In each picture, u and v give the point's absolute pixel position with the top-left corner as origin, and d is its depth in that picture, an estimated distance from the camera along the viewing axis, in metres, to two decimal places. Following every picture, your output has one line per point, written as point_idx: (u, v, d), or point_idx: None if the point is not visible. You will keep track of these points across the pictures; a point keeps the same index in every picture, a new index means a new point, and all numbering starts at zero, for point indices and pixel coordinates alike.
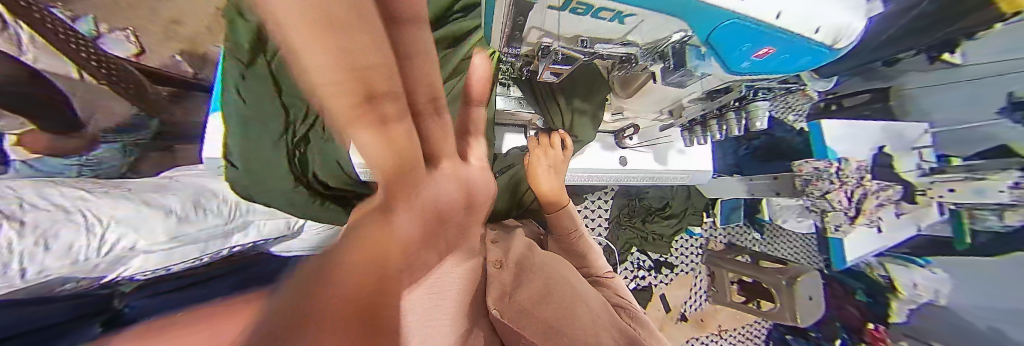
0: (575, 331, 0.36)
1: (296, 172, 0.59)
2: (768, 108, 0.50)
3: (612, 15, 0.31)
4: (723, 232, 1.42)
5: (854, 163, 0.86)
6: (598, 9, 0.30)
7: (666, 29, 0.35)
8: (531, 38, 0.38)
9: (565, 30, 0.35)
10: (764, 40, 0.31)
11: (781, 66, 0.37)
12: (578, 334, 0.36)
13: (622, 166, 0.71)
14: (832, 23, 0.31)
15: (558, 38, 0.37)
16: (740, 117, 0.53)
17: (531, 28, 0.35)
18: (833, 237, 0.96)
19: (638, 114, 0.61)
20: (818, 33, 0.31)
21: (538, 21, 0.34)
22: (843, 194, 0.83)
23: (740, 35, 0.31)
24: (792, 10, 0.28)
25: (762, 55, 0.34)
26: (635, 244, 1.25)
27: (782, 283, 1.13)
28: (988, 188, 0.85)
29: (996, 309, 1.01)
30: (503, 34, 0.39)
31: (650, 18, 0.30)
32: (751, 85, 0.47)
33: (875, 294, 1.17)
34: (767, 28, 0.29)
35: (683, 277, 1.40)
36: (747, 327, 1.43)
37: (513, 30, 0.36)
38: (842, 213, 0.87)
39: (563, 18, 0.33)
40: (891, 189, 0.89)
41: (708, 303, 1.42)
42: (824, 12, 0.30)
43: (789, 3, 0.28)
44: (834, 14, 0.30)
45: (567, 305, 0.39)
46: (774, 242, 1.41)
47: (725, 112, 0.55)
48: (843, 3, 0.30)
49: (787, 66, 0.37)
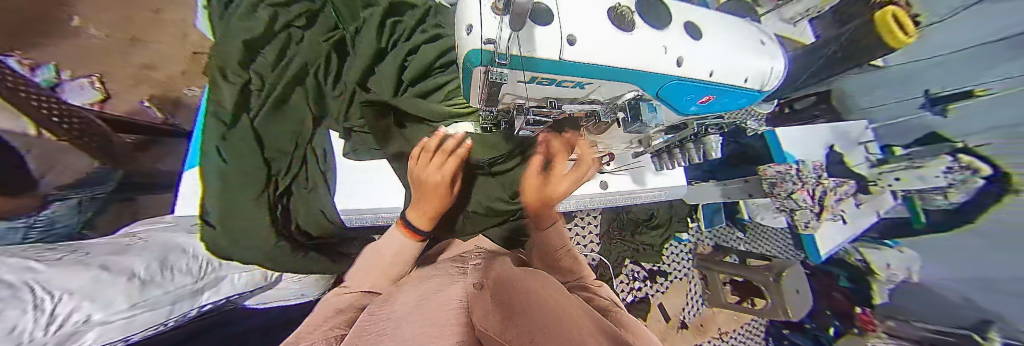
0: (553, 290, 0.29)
1: (280, 229, 0.54)
2: (719, 139, 0.54)
3: (572, 84, 0.32)
4: (708, 234, 1.50)
5: (811, 164, 0.94)
6: (561, 82, 0.31)
7: (621, 90, 0.34)
8: (503, 101, 0.35)
9: (532, 96, 0.34)
10: (704, 90, 0.35)
11: (725, 106, 0.41)
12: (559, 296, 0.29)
13: (603, 190, 0.75)
14: (755, 72, 0.36)
15: (524, 102, 0.35)
16: (697, 146, 0.57)
17: (503, 95, 0.33)
18: (805, 233, 1.02)
19: (611, 146, 0.65)
20: (747, 81, 0.36)
21: (510, 90, 0.32)
22: (807, 194, 0.90)
23: (685, 88, 0.34)
24: (720, 69, 0.34)
25: (705, 101, 0.38)
26: (628, 255, 1.29)
27: (770, 280, 1.17)
28: (926, 174, 0.95)
29: (968, 279, 1.02)
30: (471, 97, 0.36)
31: (609, 83, 0.32)
32: (703, 122, 0.52)
33: (858, 280, 1.22)
34: (705, 82, 0.34)
35: (678, 284, 1.43)
36: (745, 327, 1.44)
37: (479, 92, 0.33)
38: (809, 211, 0.93)
39: (530, 87, 0.32)
40: (846, 184, 0.96)
41: (705, 307, 1.43)
42: (745, 66, 0.35)
43: (716, 64, 0.33)
44: (756, 64, 0.36)
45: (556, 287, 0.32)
46: (756, 239, 1.48)
47: (685, 142, 0.60)
48: (760, 56, 0.36)
49: (728, 106, 0.41)
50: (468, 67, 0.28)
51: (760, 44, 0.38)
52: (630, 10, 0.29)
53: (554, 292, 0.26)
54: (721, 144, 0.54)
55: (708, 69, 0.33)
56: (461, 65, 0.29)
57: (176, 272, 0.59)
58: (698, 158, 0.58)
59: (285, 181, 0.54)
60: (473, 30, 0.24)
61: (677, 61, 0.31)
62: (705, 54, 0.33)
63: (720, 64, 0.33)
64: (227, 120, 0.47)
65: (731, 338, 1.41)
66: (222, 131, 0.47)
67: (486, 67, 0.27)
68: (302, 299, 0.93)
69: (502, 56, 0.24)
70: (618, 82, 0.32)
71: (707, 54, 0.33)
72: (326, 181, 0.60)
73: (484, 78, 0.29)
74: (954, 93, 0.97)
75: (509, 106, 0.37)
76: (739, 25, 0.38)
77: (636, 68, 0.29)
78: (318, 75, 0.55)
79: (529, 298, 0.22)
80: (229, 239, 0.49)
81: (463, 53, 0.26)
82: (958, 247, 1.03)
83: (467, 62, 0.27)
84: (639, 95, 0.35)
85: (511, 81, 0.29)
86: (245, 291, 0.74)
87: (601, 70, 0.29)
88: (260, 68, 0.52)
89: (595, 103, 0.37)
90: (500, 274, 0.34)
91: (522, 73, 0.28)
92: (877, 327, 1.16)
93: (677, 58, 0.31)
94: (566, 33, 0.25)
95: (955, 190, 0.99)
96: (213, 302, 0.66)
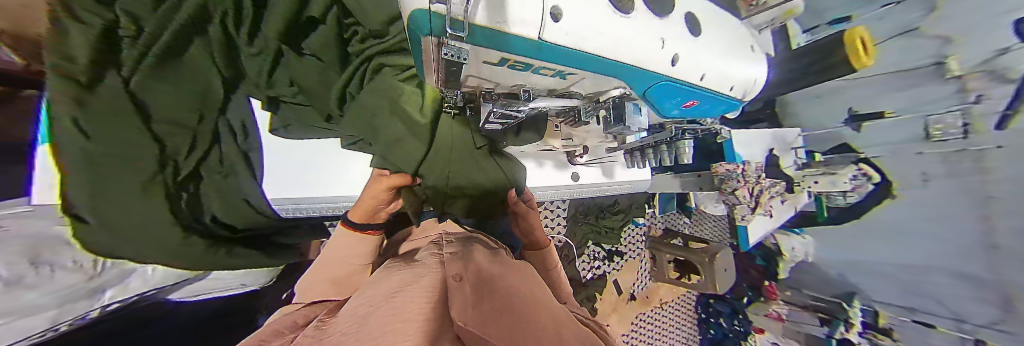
0: (528, 289, 0.30)
1: (183, 216, 0.47)
2: (691, 144, 0.56)
3: (552, 73, 0.22)
4: (662, 219, 1.65)
5: (754, 165, 1.02)
6: (537, 70, 0.21)
7: (607, 86, 0.25)
8: (466, 84, 0.25)
9: (499, 83, 0.24)
10: (691, 95, 0.28)
11: (702, 115, 0.35)
12: (533, 291, 0.30)
13: (574, 182, 0.76)
14: (744, 80, 0.30)
15: (490, 88, 0.26)
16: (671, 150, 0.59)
17: (465, 78, 0.23)
18: (740, 224, 1.15)
19: (586, 139, 0.64)
20: (732, 90, 0.30)
21: (471, 72, 0.21)
22: (747, 191, 0.99)
23: (672, 92, 0.26)
24: (713, 71, 0.27)
25: (689, 107, 0.30)
26: (591, 237, 1.39)
27: (705, 260, 1.35)
28: (838, 179, 1.10)
29: (843, 259, 1.34)
30: (424, 74, 0.24)
31: (594, 77, 0.23)
32: (680, 127, 0.53)
33: (769, 259, 1.49)
34: (694, 86, 0.27)
35: (631, 262, 1.59)
36: (681, 297, 1.68)
37: (434, 67, 0.22)
38: (746, 206, 1.04)
39: (500, 73, 0.22)
40: (778, 185, 1.09)
41: (651, 282, 1.64)
42: (736, 72, 0.29)
43: (711, 63, 0.26)
44: (746, 73, 0.30)
45: (525, 281, 0.34)
46: (699, 224, 1.68)
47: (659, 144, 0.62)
48: (749, 60, 0.30)
49: (706, 115, 0.35)
50: (416, 34, 0.17)
51: (752, 49, 0.32)
52: None
53: (529, 296, 0.27)
54: (690, 150, 0.57)
55: (701, 71, 0.26)
56: (403, 24, 0.18)
57: (59, 269, 0.47)
58: (669, 161, 0.60)
59: (187, 163, 0.46)
60: None
61: (673, 59, 0.23)
62: (708, 55, 0.26)
63: (715, 67, 0.26)
64: (85, 78, 0.29)
65: (669, 306, 1.65)
66: (76, 96, 0.29)
67: (439, 41, 0.16)
68: (243, 289, 0.84)
69: (460, 26, 0.15)
70: (606, 77, 0.23)
71: (708, 53, 0.26)
72: (247, 161, 0.56)
73: (440, 56, 0.18)
74: (869, 112, 1.18)
75: (472, 90, 0.27)
76: (736, 24, 0.31)
77: (631, 66, 0.21)
78: (228, 24, 0.39)
79: (512, 309, 0.21)
80: (119, 235, 0.39)
81: (406, 14, 0.16)
82: (845, 240, 1.31)
83: (414, 30, 0.17)
84: (625, 93, 0.27)
85: (473, 62, 0.19)
86: (165, 286, 0.66)
87: (587, 61, 0.20)
88: (136, 8, 0.30)
89: (574, 97, 0.28)
90: (469, 267, 0.34)
91: (488, 51, 0.18)
92: (777, 296, 1.43)
93: (673, 55, 0.23)
94: (549, 4, 0.16)
95: (855, 192, 1.19)
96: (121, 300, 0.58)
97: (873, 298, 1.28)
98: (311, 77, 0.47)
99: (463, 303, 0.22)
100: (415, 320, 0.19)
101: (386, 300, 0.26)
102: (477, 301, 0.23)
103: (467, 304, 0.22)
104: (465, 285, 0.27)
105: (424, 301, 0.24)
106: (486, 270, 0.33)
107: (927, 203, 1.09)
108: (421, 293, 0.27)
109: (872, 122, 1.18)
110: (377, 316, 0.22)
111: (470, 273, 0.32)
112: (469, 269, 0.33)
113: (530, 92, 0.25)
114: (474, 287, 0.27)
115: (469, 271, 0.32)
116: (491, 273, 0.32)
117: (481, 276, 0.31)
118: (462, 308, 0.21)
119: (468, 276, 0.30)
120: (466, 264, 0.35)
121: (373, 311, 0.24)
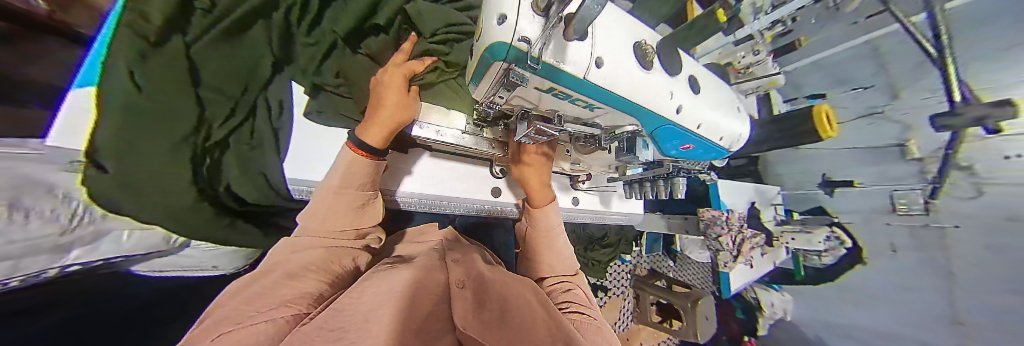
0: (527, 302, 0.32)
1: (201, 181, 0.45)
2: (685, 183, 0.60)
3: (583, 105, 0.27)
4: (648, 259, 1.68)
5: (737, 215, 1.09)
6: (574, 100, 0.26)
7: (623, 120, 0.30)
8: (508, 103, 0.29)
9: (538, 106, 0.29)
10: (689, 140, 0.34)
11: (697, 158, 0.41)
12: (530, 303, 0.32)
13: (573, 205, 0.80)
14: (731, 133, 0.36)
15: (527, 109, 0.30)
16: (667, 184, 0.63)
17: (512, 97, 0.27)
18: (722, 271, 1.19)
19: (591, 167, 0.69)
20: (721, 140, 0.36)
21: (521, 94, 0.26)
22: (730, 238, 1.05)
23: (674, 135, 0.32)
24: (707, 122, 0.32)
25: (686, 149, 0.36)
26: (578, 268, 1.39)
27: (688, 305, 1.36)
28: (813, 238, 1.19)
29: (824, 323, 1.40)
30: (476, 90, 0.29)
31: (616, 113, 0.28)
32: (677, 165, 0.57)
33: (750, 313, 1.56)
34: (692, 132, 0.32)
35: (614, 300, 1.56)
36: (661, 343, 1.64)
37: (491, 87, 0.26)
38: (729, 253, 1.09)
39: (543, 98, 0.27)
40: (758, 236, 1.15)
41: (633, 323, 1.61)
42: (725, 126, 0.35)
43: (705, 117, 0.32)
44: (732, 128, 0.36)
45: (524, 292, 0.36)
46: (683, 270, 1.71)
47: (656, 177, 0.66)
48: (735, 118, 0.36)
49: (700, 158, 0.40)
50: (487, 60, 0.22)
51: (737, 110, 0.39)
52: (651, 48, 0.26)
53: (527, 310, 0.30)
54: (685, 187, 0.61)
55: (697, 121, 0.31)
56: (477, 54, 0.23)
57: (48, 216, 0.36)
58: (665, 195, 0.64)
59: (218, 131, 0.47)
60: (507, 21, 0.19)
61: (678, 108, 0.29)
62: (703, 108, 0.32)
63: (709, 120, 0.33)
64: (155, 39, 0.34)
65: None
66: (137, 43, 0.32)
67: (508, 66, 0.21)
68: (211, 272, 0.71)
69: (533, 60, 0.19)
70: (624, 114, 0.28)
71: (703, 108, 0.32)
72: (275, 135, 0.54)
73: (502, 77, 0.23)
74: (840, 180, 1.31)
75: (510, 109, 0.32)
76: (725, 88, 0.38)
77: (646, 109, 0.27)
78: (293, 14, 0.49)
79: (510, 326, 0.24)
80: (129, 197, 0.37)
81: (485, 45, 0.21)
82: (831, 301, 1.37)
83: (488, 56, 0.21)
84: (637, 130, 0.32)
85: (527, 87, 0.24)
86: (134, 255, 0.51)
87: (614, 100, 0.25)
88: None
89: (595, 127, 0.33)
90: (474, 274, 0.35)
91: (542, 80, 0.22)
92: None
93: (678, 105, 0.28)
94: (594, 54, 0.21)
95: (827, 254, 1.31)
96: (82, 263, 0.44)
97: None
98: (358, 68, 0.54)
99: (467, 314, 0.25)
100: (418, 325, 0.22)
101: (387, 293, 0.27)
102: (479, 315, 0.25)
103: (469, 316, 0.25)
104: (468, 293, 0.30)
105: (426, 304, 0.27)
106: (490, 279, 0.35)
107: (899, 273, 1.16)
108: (422, 290, 0.29)
109: (842, 189, 1.31)
110: (379, 310, 0.24)
111: (475, 280, 0.33)
112: (471, 275, 0.35)
113: (561, 117, 0.30)
114: (477, 296, 0.29)
115: (474, 278, 0.34)
116: (493, 282, 0.34)
117: (484, 285, 0.32)
118: (464, 319, 0.24)
119: (471, 282, 0.32)
120: (471, 270, 0.37)
121: (376, 302, 0.26)
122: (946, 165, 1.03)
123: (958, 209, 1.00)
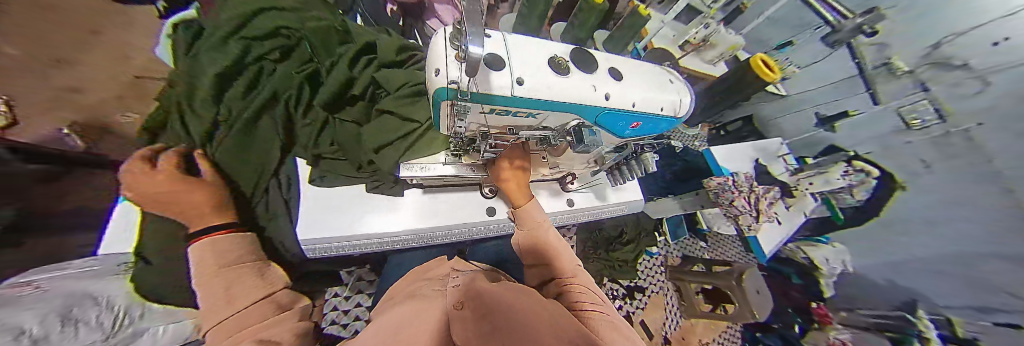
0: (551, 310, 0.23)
1: None
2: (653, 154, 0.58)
3: (526, 115, 0.32)
4: (676, 246, 1.62)
5: (743, 176, 1.08)
6: (516, 113, 0.30)
7: (567, 118, 0.35)
8: (468, 129, 0.35)
9: (492, 125, 0.34)
10: (633, 118, 0.38)
11: (651, 131, 0.44)
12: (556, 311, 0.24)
13: (570, 206, 0.81)
14: (669, 103, 0.40)
15: (485, 129, 0.36)
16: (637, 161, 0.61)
17: (469, 123, 0.33)
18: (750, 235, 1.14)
19: (571, 166, 0.71)
20: (663, 110, 0.40)
21: (475, 119, 0.32)
22: (744, 200, 1.03)
23: (615, 117, 0.36)
24: (641, 99, 0.37)
25: (636, 127, 0.40)
26: (606, 273, 1.32)
27: (733, 284, 1.27)
28: (829, 177, 1.24)
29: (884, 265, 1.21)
30: (439, 126, 0.34)
31: (556, 114, 0.32)
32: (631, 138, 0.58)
33: (806, 275, 1.42)
34: (631, 112, 0.36)
35: (654, 298, 1.45)
36: (723, 334, 1.49)
37: (449, 120, 0.32)
38: (749, 216, 1.04)
39: (492, 118, 0.32)
40: (772, 190, 1.12)
41: (683, 320, 1.47)
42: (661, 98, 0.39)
43: (637, 96, 0.36)
44: (667, 99, 0.40)
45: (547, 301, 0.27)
46: (717, 248, 1.63)
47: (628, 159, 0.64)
48: (669, 90, 0.41)
49: (654, 131, 0.44)
50: (437, 100, 0.27)
51: (671, 83, 0.43)
52: (566, 59, 0.32)
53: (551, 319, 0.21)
54: (655, 158, 0.58)
55: (631, 101, 0.36)
56: (431, 99, 0.29)
57: (82, 326, 0.41)
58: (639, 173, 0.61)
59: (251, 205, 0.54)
60: (441, 72, 0.24)
61: (606, 95, 0.33)
62: (632, 90, 0.36)
63: (642, 97, 0.37)
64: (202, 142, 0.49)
65: None
66: None
67: (452, 101, 0.26)
68: None
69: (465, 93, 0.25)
70: (563, 113, 0.33)
71: (632, 89, 0.36)
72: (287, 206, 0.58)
73: (452, 111, 0.29)
74: (835, 114, 1.29)
75: (472, 133, 0.37)
76: (653, 69, 0.43)
77: (577, 103, 0.31)
78: (291, 103, 0.59)
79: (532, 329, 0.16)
80: None
81: (432, 91, 0.26)
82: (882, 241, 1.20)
83: (436, 97, 0.27)
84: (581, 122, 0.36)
85: (473, 113, 0.30)
86: None
87: (547, 105, 0.30)
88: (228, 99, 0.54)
89: (547, 130, 0.38)
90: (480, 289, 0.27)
91: (481, 105, 0.28)
92: (832, 320, 1.32)
93: (605, 93, 0.33)
94: (515, 76, 0.27)
95: (857, 189, 1.21)
96: None
97: (941, 304, 1.06)
98: (349, 131, 0.59)
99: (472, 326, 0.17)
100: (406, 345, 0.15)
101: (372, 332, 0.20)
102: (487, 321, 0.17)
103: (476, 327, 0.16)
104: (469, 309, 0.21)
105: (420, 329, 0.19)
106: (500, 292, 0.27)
107: (940, 190, 1.03)
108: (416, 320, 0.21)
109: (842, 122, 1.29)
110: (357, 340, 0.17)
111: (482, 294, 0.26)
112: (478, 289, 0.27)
113: (515, 128, 0.35)
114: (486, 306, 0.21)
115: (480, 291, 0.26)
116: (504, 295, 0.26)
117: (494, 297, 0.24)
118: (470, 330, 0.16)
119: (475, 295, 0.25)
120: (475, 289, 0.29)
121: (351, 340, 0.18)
122: (938, 69, 0.96)
123: (966, 107, 0.92)
